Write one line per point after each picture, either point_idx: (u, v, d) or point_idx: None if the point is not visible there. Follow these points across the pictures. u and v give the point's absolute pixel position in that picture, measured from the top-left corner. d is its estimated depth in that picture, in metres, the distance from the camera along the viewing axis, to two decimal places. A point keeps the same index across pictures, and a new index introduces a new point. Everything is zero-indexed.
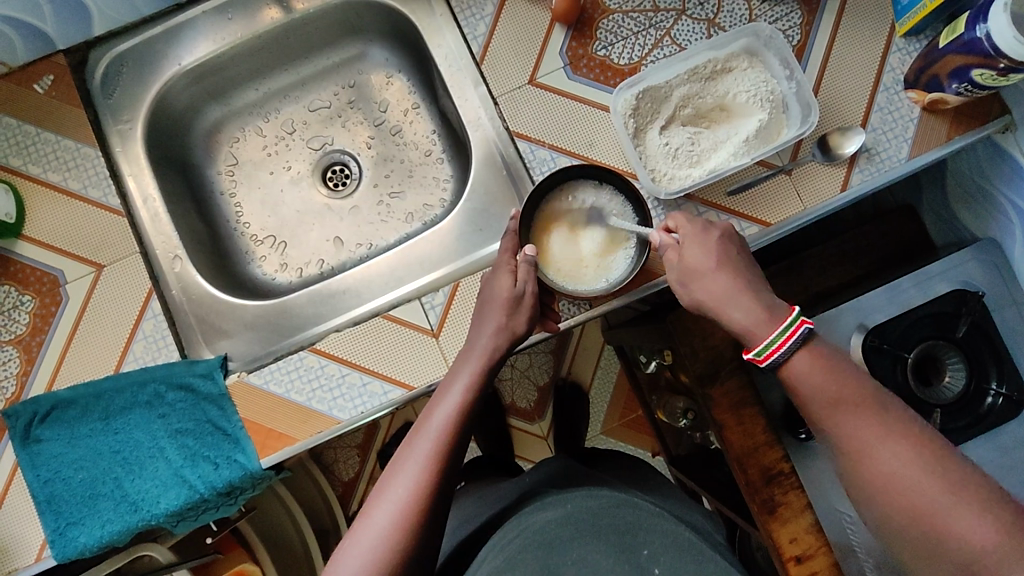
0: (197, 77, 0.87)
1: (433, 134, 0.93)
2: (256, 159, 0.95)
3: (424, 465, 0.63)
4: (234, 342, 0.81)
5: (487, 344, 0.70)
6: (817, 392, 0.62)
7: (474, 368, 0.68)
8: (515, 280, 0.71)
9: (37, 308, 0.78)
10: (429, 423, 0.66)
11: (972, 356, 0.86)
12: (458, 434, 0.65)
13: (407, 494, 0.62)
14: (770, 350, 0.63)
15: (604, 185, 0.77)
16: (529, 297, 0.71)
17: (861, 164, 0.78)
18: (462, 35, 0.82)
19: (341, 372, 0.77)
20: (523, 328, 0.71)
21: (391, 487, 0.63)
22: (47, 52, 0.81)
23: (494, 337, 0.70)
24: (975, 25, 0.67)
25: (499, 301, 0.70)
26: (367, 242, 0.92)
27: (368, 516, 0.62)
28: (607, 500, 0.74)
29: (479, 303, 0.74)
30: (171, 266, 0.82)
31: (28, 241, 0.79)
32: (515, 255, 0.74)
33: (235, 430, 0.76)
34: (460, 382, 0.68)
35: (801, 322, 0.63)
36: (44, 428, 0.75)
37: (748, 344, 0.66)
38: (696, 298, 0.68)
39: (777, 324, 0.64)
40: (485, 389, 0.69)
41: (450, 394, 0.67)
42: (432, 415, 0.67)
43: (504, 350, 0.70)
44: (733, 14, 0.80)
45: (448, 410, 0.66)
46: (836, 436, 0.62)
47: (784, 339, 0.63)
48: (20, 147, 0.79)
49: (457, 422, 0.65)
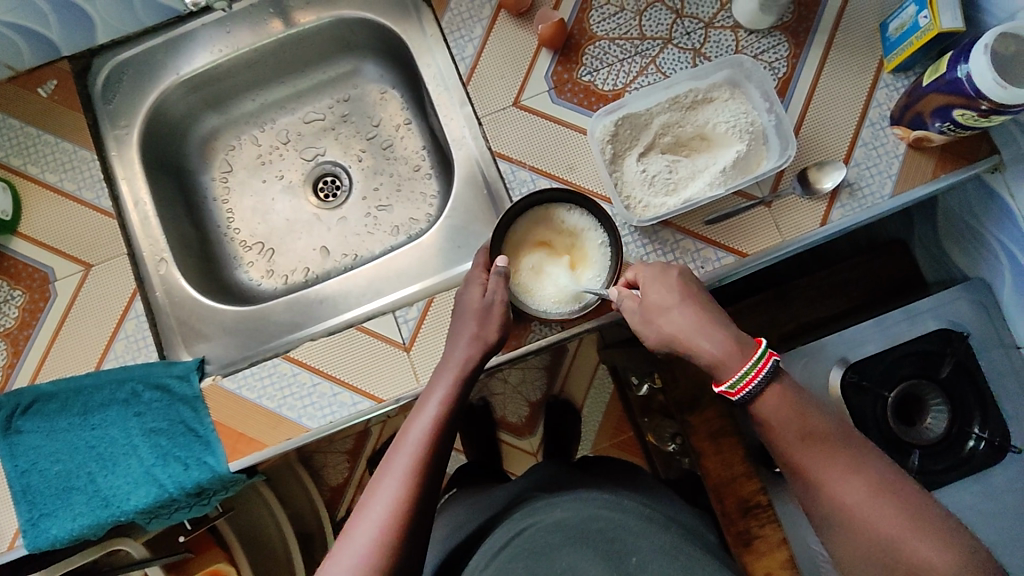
0: (196, 86, 0.90)
1: (423, 149, 0.95)
2: (249, 167, 0.97)
3: (403, 479, 0.63)
4: (212, 345, 0.83)
5: (461, 355, 0.71)
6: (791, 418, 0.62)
7: (449, 379, 0.69)
8: (485, 291, 0.73)
9: (26, 303, 0.80)
10: (406, 438, 0.66)
11: (956, 399, 0.86)
12: (435, 446, 0.65)
13: (386, 509, 0.61)
14: (740, 385, 0.63)
15: (563, 206, 0.77)
16: (498, 306, 0.72)
17: (842, 199, 0.78)
18: (450, 56, 0.84)
19: (313, 380, 0.78)
20: (494, 346, 0.72)
21: (370, 503, 0.62)
22: (52, 58, 0.84)
23: (468, 351, 0.70)
24: (956, 65, 0.68)
25: (470, 310, 0.72)
26: (353, 252, 0.94)
27: (348, 535, 0.61)
28: (585, 510, 0.74)
29: (454, 322, 0.74)
30: (157, 269, 0.84)
31: (22, 238, 0.81)
32: (487, 269, 0.75)
33: (208, 432, 0.77)
34: (436, 395, 0.69)
35: (769, 356, 0.63)
36: (25, 419, 0.78)
37: (720, 376, 0.66)
38: (665, 325, 0.68)
39: (746, 359, 0.64)
40: (463, 400, 0.70)
41: (428, 406, 0.68)
42: (409, 430, 0.67)
43: (478, 359, 0.70)
44: (719, 45, 0.81)
45: (423, 423, 0.66)
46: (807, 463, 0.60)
47: (755, 372, 0.63)
48: (20, 147, 0.83)
49: (434, 435, 0.65)
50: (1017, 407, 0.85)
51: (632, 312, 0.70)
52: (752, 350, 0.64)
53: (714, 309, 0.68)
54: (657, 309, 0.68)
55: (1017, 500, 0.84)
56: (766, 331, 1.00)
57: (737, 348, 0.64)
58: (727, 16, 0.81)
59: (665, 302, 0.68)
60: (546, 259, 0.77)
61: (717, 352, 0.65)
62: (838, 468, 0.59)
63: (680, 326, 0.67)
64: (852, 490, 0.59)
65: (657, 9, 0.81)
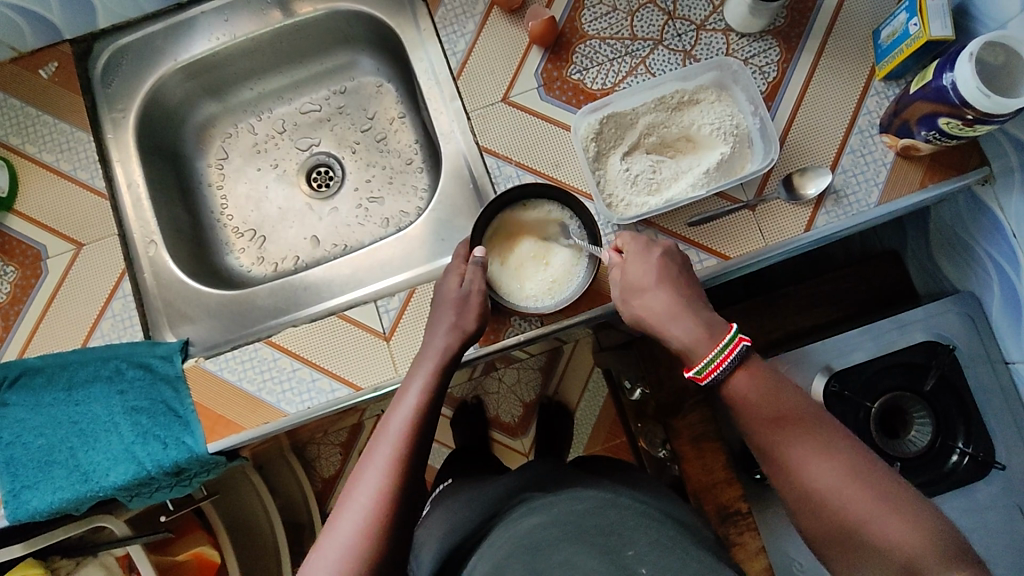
0: (193, 73, 0.91)
1: (416, 143, 0.96)
2: (244, 155, 0.98)
3: (386, 471, 0.61)
4: (196, 327, 0.84)
5: (440, 343, 0.70)
6: (767, 413, 0.59)
7: (429, 367, 0.68)
8: (461, 281, 0.73)
9: (18, 279, 0.82)
10: (387, 429, 0.64)
11: (941, 412, 0.85)
12: (417, 435, 0.64)
13: (371, 501, 0.60)
14: (709, 369, 0.61)
15: (540, 199, 0.77)
16: (475, 296, 0.73)
17: (827, 206, 0.78)
18: (442, 50, 0.84)
19: (293, 366, 0.79)
20: (471, 333, 0.72)
21: (354, 495, 0.61)
22: (54, 41, 0.86)
23: (447, 336, 0.70)
24: (942, 74, 0.67)
25: (448, 300, 0.72)
26: (343, 242, 0.95)
27: (332, 528, 0.60)
28: (568, 503, 0.71)
29: (433, 313, 0.74)
30: (146, 250, 0.85)
31: (17, 215, 0.83)
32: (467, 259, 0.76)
33: (187, 412, 0.79)
34: (416, 384, 0.67)
35: (737, 341, 0.61)
36: (11, 392, 0.79)
37: (689, 362, 0.63)
38: (640, 308, 0.66)
39: (714, 346, 0.61)
40: (444, 390, 0.69)
41: (408, 395, 0.67)
42: (390, 420, 0.65)
43: (457, 349, 0.70)
44: (710, 48, 0.81)
45: (404, 413, 0.65)
46: (779, 465, 0.58)
47: (722, 358, 0.60)
48: (20, 126, 0.84)
49: (416, 425, 0.64)
50: (1001, 422, 0.84)
51: (615, 284, 0.70)
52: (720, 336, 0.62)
53: (691, 294, 0.66)
54: (635, 288, 0.67)
55: (998, 518, 0.83)
56: (752, 337, 0.99)
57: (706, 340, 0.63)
58: (719, 19, 0.81)
59: (642, 282, 0.67)
60: (527, 253, 0.78)
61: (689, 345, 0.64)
62: (811, 471, 0.56)
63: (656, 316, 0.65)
64: None
65: (649, 10, 0.82)
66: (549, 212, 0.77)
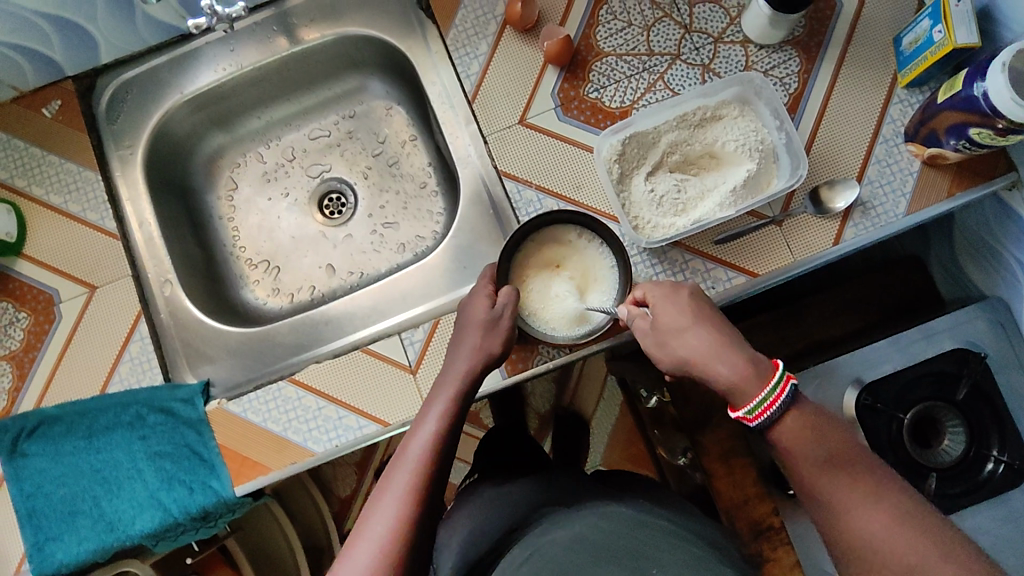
0: (200, 105, 0.89)
1: (429, 166, 0.94)
2: (253, 185, 0.96)
3: (404, 498, 0.59)
4: (216, 367, 0.82)
5: (461, 367, 0.69)
6: (816, 443, 0.58)
7: (450, 392, 0.67)
8: (493, 303, 0.71)
9: (31, 325, 0.80)
10: (406, 455, 0.62)
11: (974, 421, 0.84)
12: (437, 462, 0.62)
13: (388, 529, 0.57)
14: (760, 410, 0.59)
15: (569, 226, 0.76)
16: (506, 319, 0.71)
17: (855, 218, 0.76)
18: (456, 72, 0.83)
19: (318, 404, 0.77)
20: (496, 353, 0.70)
21: (369, 523, 0.58)
22: (56, 78, 0.84)
23: (469, 359, 0.69)
24: (972, 83, 0.66)
25: (475, 322, 0.70)
26: (358, 270, 0.93)
27: (347, 557, 0.57)
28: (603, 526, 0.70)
29: (455, 337, 0.72)
30: (162, 290, 0.83)
31: (27, 260, 0.81)
32: (493, 283, 0.74)
33: (212, 456, 0.77)
34: (435, 409, 0.66)
35: (787, 379, 0.59)
36: (30, 443, 0.77)
37: (735, 402, 0.61)
38: (677, 339, 0.64)
39: (765, 384, 0.59)
40: (463, 416, 0.67)
41: (427, 420, 0.65)
42: (409, 445, 0.63)
43: (478, 373, 0.68)
44: (729, 61, 0.79)
45: (423, 438, 0.63)
46: (829, 496, 0.57)
47: (774, 399, 0.58)
48: (25, 167, 0.82)
49: (435, 450, 0.62)
50: None
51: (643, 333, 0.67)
52: (769, 373, 0.60)
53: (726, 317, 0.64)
54: (669, 327, 0.65)
55: None
56: (776, 348, 0.99)
57: (749, 368, 0.61)
58: (736, 31, 0.80)
59: (676, 309, 0.65)
60: (555, 282, 0.76)
61: (731, 371, 0.61)
62: (863, 501, 0.55)
63: (692, 341, 0.63)
64: None
65: (665, 24, 0.80)
66: (576, 241, 0.76)
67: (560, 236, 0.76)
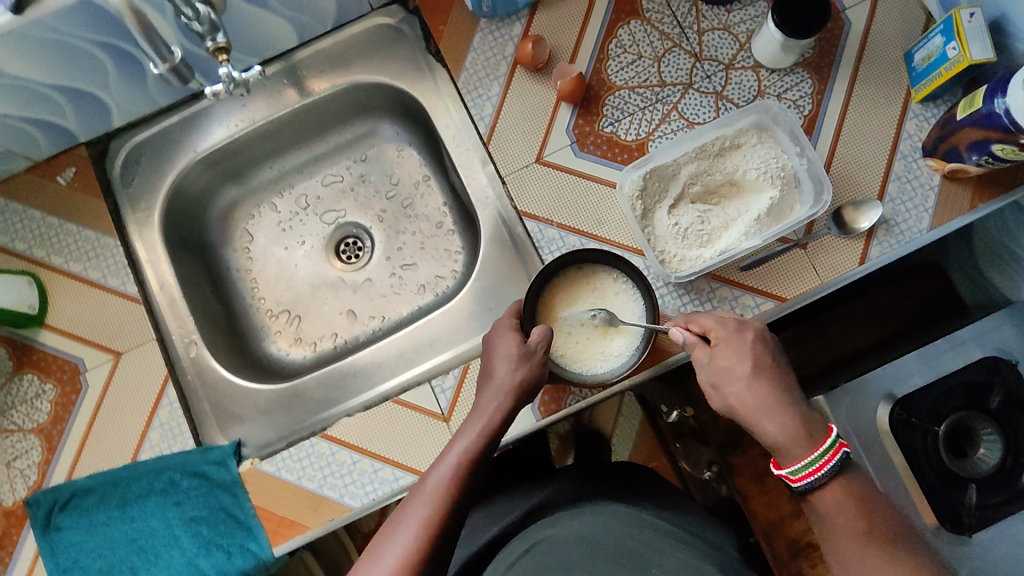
0: (213, 161, 0.89)
1: (444, 205, 0.94)
2: (269, 235, 0.96)
3: (418, 528, 0.58)
4: (247, 427, 0.81)
5: (491, 403, 0.67)
6: None
7: (478, 428, 0.65)
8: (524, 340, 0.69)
9: (58, 396, 0.79)
10: (426, 486, 0.61)
11: (1011, 428, 0.80)
12: (456, 495, 0.60)
13: (397, 557, 0.56)
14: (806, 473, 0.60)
15: (580, 265, 0.76)
16: (541, 351, 0.68)
17: (880, 236, 0.76)
18: (469, 115, 0.83)
19: (353, 458, 0.76)
20: (531, 387, 0.67)
21: (380, 551, 0.57)
22: (69, 146, 0.84)
23: (497, 394, 0.67)
24: (992, 99, 0.67)
25: (510, 353, 0.69)
26: (380, 314, 0.93)
27: None
28: None
29: (484, 369, 0.71)
30: (187, 351, 0.83)
31: (50, 330, 0.81)
32: (516, 320, 0.73)
33: (249, 517, 0.76)
34: (461, 443, 0.65)
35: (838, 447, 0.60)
36: (64, 516, 0.77)
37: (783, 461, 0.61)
38: None
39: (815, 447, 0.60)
40: (491, 453, 0.65)
41: (451, 453, 0.64)
42: (430, 476, 0.62)
43: (508, 410, 0.66)
44: (741, 87, 0.79)
45: (443, 472, 0.62)
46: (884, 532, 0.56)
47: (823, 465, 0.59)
48: (43, 237, 0.82)
49: (456, 483, 0.61)
50: None
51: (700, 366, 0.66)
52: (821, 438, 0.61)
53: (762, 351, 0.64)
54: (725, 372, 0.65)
55: None
56: (803, 364, 0.98)
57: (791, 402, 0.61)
58: (746, 56, 0.80)
59: None
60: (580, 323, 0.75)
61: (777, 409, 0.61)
62: None
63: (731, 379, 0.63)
64: (924, 558, 0.56)
65: (675, 54, 0.80)
66: (591, 278, 0.76)
67: (583, 275, 0.76)
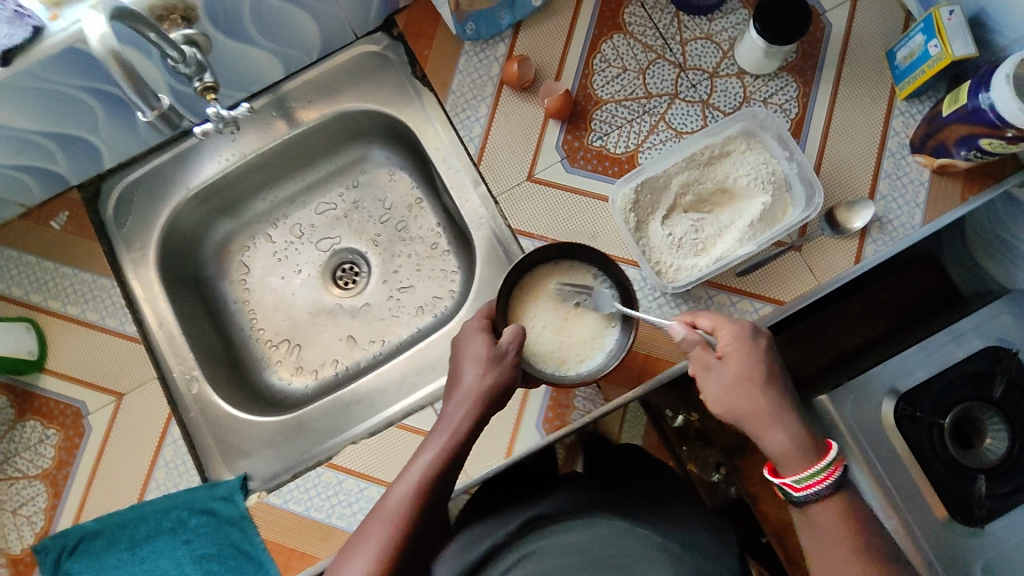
0: (206, 197, 0.89)
1: (438, 226, 0.94)
2: (265, 265, 0.96)
3: (376, 553, 0.56)
4: (253, 460, 0.81)
5: (457, 412, 0.64)
6: None
7: (443, 440, 0.63)
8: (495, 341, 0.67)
9: (61, 441, 0.79)
10: (386, 505, 0.59)
11: (1015, 417, 0.79)
12: (416, 515, 0.58)
13: None
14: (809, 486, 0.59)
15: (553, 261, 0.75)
16: (513, 353, 0.67)
17: (873, 235, 0.76)
18: (458, 137, 0.83)
19: (360, 486, 0.76)
20: (500, 392, 0.65)
21: None
22: (62, 189, 0.84)
23: (464, 404, 0.64)
24: (977, 94, 0.67)
25: (478, 356, 0.66)
26: (380, 338, 0.93)
27: None
28: None
29: (452, 373, 0.68)
30: (189, 387, 0.83)
31: (50, 374, 0.80)
32: (488, 320, 0.71)
33: (259, 551, 0.75)
34: (424, 457, 0.62)
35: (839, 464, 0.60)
36: (73, 560, 0.76)
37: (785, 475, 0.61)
38: None
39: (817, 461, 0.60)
40: (457, 466, 0.63)
41: (412, 469, 0.61)
42: (390, 495, 0.60)
43: (475, 420, 0.64)
44: (727, 94, 0.80)
45: (404, 491, 0.59)
46: None
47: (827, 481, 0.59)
48: (39, 282, 0.82)
49: (417, 501, 0.58)
50: None
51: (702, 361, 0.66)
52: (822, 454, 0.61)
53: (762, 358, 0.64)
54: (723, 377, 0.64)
55: None
56: (805, 364, 0.98)
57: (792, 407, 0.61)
58: (731, 64, 0.81)
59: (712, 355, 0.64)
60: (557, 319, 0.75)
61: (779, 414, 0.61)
62: None
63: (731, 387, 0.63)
64: None
65: (660, 66, 0.81)
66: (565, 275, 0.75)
67: (557, 271, 0.75)
